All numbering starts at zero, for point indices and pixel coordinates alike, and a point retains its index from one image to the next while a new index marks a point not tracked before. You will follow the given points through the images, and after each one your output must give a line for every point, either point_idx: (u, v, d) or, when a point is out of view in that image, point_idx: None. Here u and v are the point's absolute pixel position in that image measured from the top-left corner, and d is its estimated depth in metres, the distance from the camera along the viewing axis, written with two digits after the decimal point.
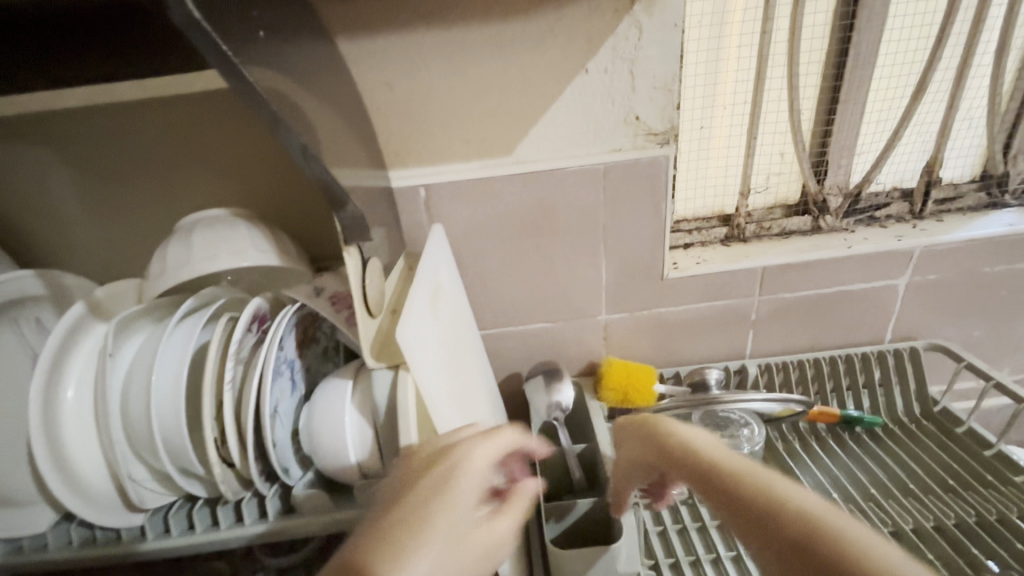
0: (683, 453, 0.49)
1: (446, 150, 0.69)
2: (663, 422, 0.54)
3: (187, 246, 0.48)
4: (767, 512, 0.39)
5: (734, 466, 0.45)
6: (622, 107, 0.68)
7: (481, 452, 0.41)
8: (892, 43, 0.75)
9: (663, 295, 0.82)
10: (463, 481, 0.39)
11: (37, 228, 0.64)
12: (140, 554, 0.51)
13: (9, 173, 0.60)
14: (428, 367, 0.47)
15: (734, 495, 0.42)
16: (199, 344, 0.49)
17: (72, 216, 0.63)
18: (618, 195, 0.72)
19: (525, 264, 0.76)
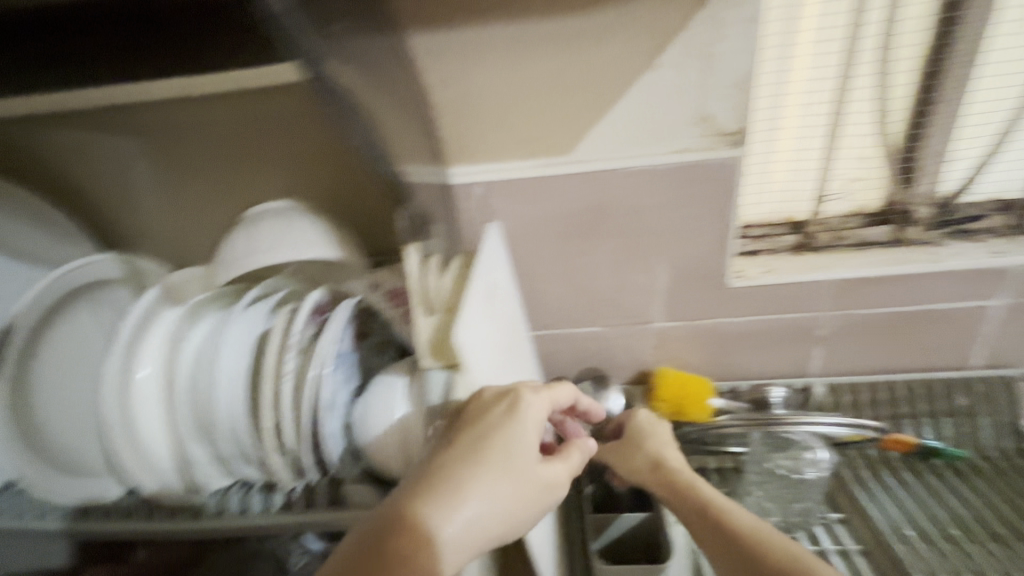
0: (676, 487, 0.61)
1: (502, 148, 0.66)
2: (668, 456, 0.64)
3: (253, 239, 0.49)
4: (745, 541, 0.54)
5: (717, 501, 0.58)
6: (693, 106, 0.63)
7: (537, 405, 0.48)
8: (1004, 36, 0.66)
9: (723, 305, 0.78)
10: (523, 429, 0.45)
11: (114, 210, 0.66)
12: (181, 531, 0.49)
13: (89, 161, 0.63)
14: (479, 368, 0.48)
15: (722, 528, 0.55)
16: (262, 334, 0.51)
17: (145, 203, 0.65)
18: (682, 198, 0.69)
19: (579, 266, 0.74)
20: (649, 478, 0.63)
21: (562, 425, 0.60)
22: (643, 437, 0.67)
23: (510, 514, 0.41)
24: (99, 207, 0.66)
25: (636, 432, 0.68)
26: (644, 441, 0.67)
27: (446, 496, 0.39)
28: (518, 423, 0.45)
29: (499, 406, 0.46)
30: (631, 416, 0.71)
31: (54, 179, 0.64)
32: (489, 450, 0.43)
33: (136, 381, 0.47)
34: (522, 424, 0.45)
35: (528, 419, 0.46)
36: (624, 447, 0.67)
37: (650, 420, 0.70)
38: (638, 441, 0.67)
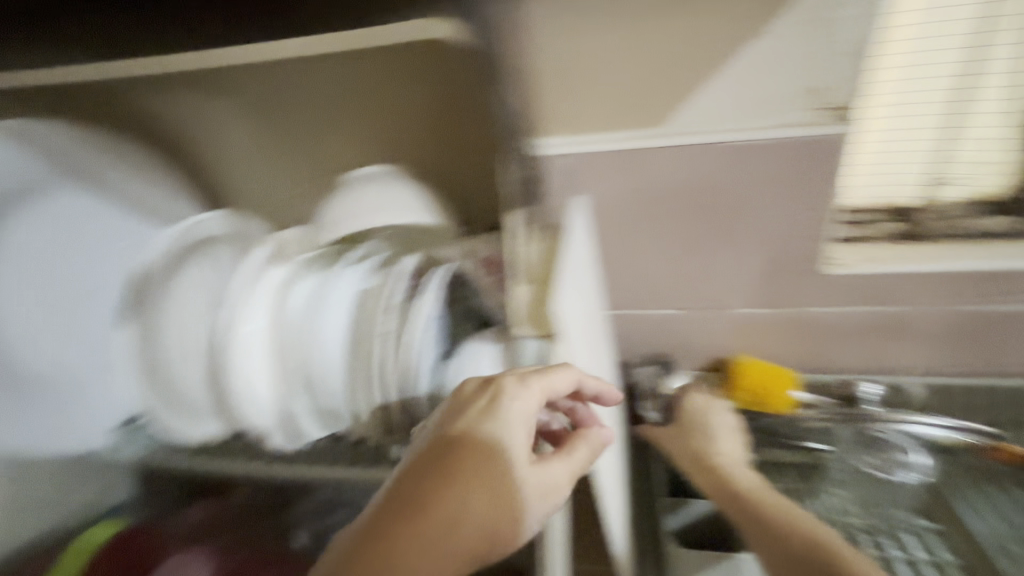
0: (717, 478, 0.65)
1: (589, 119, 0.64)
2: (709, 446, 0.69)
3: (350, 201, 0.51)
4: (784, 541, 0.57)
5: (760, 499, 0.62)
6: (801, 75, 0.58)
7: (524, 404, 0.46)
8: None
9: (814, 293, 0.74)
10: (496, 435, 0.44)
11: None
12: (248, 477, 0.51)
13: None
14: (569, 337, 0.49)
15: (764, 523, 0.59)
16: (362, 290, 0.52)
17: None
18: (781, 178, 0.65)
19: (663, 246, 0.72)
20: (696, 472, 0.67)
21: (574, 414, 0.57)
22: (695, 430, 0.70)
23: (485, 528, 0.41)
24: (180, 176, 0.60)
25: (687, 425, 0.71)
26: (694, 434, 0.70)
27: (403, 510, 0.40)
28: (495, 425, 0.44)
29: (479, 410, 0.45)
30: (687, 401, 0.74)
31: None
32: (455, 459, 0.43)
33: (243, 334, 0.49)
34: (502, 423, 0.44)
35: (508, 422, 0.44)
36: (676, 437, 0.71)
37: (704, 410, 0.72)
38: (688, 433, 0.71)
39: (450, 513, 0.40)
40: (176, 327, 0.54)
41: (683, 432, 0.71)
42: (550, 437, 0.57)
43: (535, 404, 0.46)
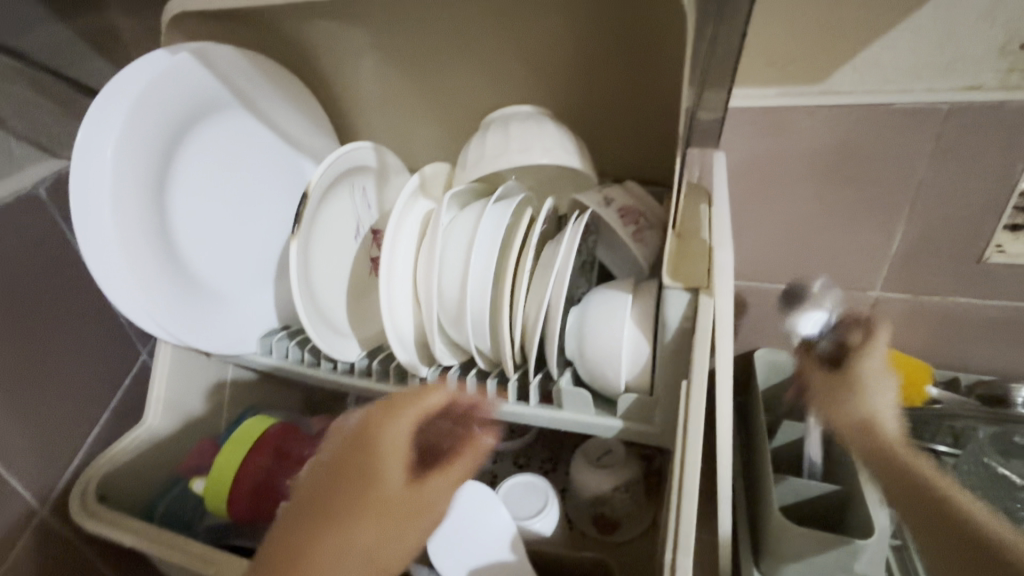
0: (874, 431, 0.53)
1: (747, 68, 0.59)
2: (881, 420, 0.54)
3: (505, 135, 0.52)
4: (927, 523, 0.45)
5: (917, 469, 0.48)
6: (1004, 29, 0.51)
7: (384, 434, 0.47)
8: None
9: (969, 283, 0.66)
10: (362, 470, 0.46)
11: (353, 106, 0.66)
12: (323, 380, 0.58)
13: (314, 57, 0.63)
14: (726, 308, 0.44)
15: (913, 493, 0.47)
16: (509, 226, 0.52)
17: (368, 103, 0.65)
18: (958, 149, 0.58)
19: (800, 215, 0.67)
20: (853, 432, 0.54)
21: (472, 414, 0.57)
22: (856, 398, 0.56)
23: (372, 553, 0.43)
24: (353, 105, 0.66)
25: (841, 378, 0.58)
26: (851, 396, 0.56)
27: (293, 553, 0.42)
28: (370, 456, 0.46)
29: (353, 449, 0.47)
30: (856, 359, 0.58)
31: (297, 63, 0.64)
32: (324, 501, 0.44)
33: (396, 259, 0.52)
34: (373, 455, 0.46)
35: (381, 458, 0.46)
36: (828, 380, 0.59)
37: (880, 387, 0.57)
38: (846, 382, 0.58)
39: (332, 547, 0.42)
40: (327, 246, 0.59)
41: (840, 390, 0.57)
42: None
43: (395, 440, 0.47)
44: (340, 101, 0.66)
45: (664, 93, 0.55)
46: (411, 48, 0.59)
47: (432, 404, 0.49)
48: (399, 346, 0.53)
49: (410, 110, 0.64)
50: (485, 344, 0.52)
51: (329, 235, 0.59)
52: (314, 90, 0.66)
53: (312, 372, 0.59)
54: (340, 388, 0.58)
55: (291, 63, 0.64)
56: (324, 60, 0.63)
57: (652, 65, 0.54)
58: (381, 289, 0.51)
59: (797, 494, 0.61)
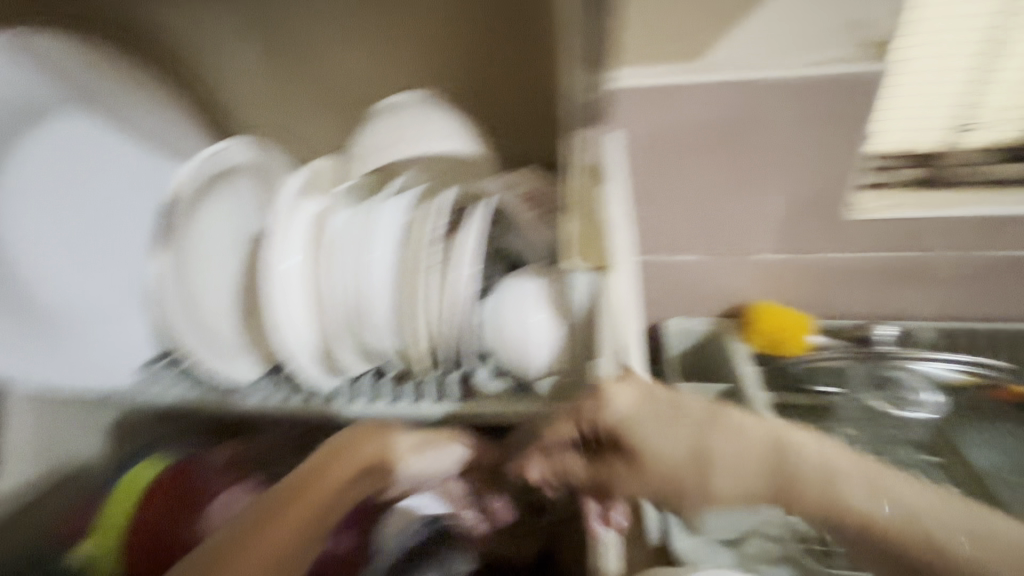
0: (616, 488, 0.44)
1: (632, 50, 0.62)
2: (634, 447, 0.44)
3: (391, 126, 0.50)
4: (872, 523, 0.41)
5: (883, 513, 0.41)
6: (846, 10, 0.58)
7: (377, 449, 0.45)
8: None
9: (840, 237, 0.74)
10: (338, 488, 0.43)
11: (230, 102, 0.60)
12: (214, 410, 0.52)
13: (184, 45, 0.57)
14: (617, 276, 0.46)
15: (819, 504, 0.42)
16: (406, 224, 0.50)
17: (249, 99, 0.60)
18: (814, 119, 0.64)
19: (693, 188, 0.71)
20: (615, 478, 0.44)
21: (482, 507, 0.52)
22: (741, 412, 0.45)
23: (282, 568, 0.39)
24: (231, 99, 0.60)
25: (657, 398, 0.45)
26: (696, 481, 0.43)
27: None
28: (347, 464, 0.43)
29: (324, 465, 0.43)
30: None
31: (164, 55, 0.58)
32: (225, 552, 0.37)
33: (285, 269, 0.48)
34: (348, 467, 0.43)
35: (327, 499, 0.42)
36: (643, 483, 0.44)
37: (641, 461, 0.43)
38: (647, 478, 0.43)
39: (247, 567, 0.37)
40: (208, 259, 0.53)
41: None
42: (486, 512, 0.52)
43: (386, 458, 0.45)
44: (216, 96, 0.60)
45: (558, 75, 0.57)
46: (299, 37, 0.55)
47: (375, 455, 0.45)
48: (299, 358, 0.49)
49: (295, 101, 0.60)
50: (394, 345, 0.49)
51: (207, 246, 0.53)
52: (181, 84, 0.59)
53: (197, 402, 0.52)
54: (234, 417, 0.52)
55: (155, 57, 0.58)
56: (198, 51, 0.57)
57: (547, 45, 0.55)
58: (268, 299, 0.47)
59: None
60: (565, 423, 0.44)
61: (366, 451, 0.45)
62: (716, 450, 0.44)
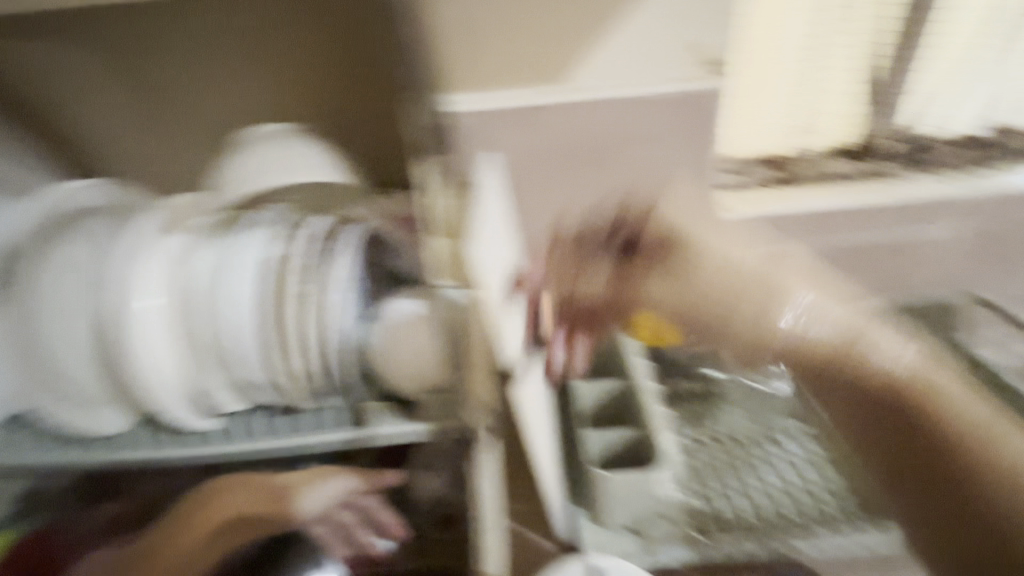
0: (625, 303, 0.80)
1: (501, 75, 0.66)
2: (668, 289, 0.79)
3: (254, 156, 0.53)
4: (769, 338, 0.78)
5: (901, 360, 0.70)
6: (680, 34, 0.67)
7: (237, 499, 0.48)
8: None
9: (708, 236, 0.82)
10: (201, 538, 0.47)
11: (86, 135, 0.56)
12: (76, 464, 0.49)
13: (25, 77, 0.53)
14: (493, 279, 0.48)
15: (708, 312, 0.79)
16: (265, 262, 0.49)
17: (108, 133, 0.56)
18: (667, 129, 0.73)
19: (574, 199, 0.76)
20: (637, 299, 0.80)
21: (377, 521, 0.51)
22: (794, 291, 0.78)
23: None
24: (75, 133, 0.55)
25: (694, 214, 0.81)
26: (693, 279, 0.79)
27: None
28: (210, 516, 0.48)
29: (188, 521, 0.48)
30: None
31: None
32: None
33: (142, 310, 0.46)
34: (210, 520, 0.48)
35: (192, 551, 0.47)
36: (663, 286, 0.80)
37: (668, 279, 0.79)
38: (666, 293, 0.79)
39: None
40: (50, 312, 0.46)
41: None
42: (381, 530, 0.51)
43: (247, 504, 0.48)
44: (68, 127, 0.55)
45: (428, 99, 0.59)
46: (161, 69, 0.54)
47: (234, 506, 0.48)
48: (161, 396, 0.49)
49: (155, 133, 0.57)
50: (264, 372, 0.50)
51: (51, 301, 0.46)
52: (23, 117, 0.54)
53: (58, 456, 0.49)
54: (97, 468, 0.49)
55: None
56: (46, 83, 0.53)
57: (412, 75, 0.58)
58: (123, 342, 0.46)
59: (609, 447, 0.70)
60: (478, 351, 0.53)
61: (229, 500, 0.48)
62: (773, 287, 0.79)
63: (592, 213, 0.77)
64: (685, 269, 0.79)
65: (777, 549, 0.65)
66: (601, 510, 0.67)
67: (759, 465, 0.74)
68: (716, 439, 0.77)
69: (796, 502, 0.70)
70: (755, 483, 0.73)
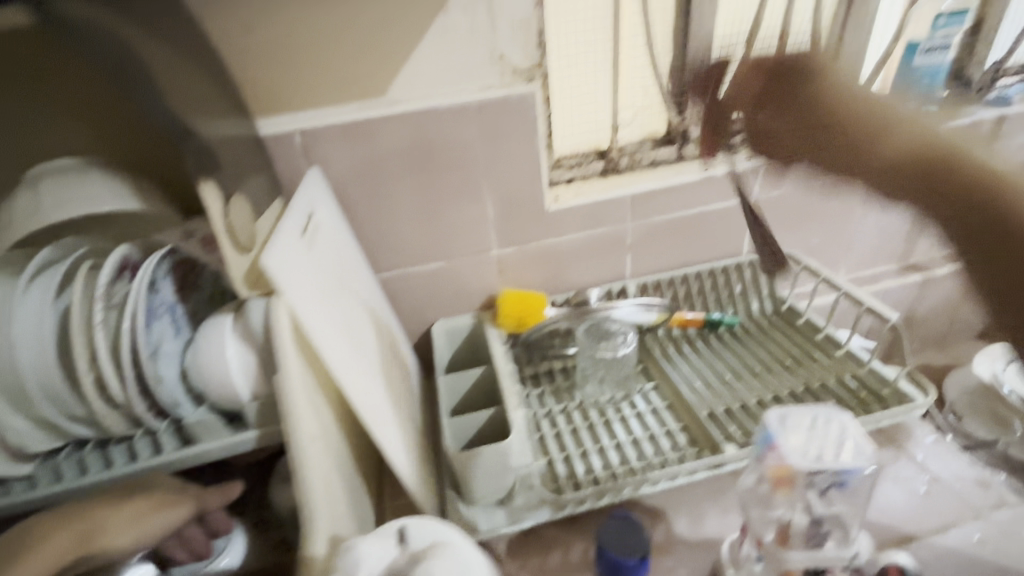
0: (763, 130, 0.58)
1: (321, 96, 0.71)
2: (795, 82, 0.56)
3: (35, 195, 0.49)
4: (974, 183, 0.45)
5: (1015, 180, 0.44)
6: (486, 45, 0.74)
7: (60, 545, 0.44)
8: None
9: (548, 227, 0.91)
10: None
11: None
12: None
13: None
14: (305, 277, 0.53)
15: (904, 131, 0.48)
16: (61, 305, 0.50)
17: None
18: (492, 131, 0.79)
19: (417, 204, 0.82)
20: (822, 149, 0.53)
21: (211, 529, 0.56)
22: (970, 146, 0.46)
23: None
24: None
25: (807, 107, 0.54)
26: (851, 145, 0.51)
27: None
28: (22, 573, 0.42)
29: None
30: None
31: None
32: None
33: None
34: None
35: None
36: (782, 111, 0.55)
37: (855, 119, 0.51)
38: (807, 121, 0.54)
39: None
40: None
41: None
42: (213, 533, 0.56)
43: (78, 548, 0.45)
44: None
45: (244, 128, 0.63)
46: None
47: (60, 554, 0.44)
48: None
49: None
50: (70, 403, 0.50)
51: None
52: None
53: None
54: None
55: None
56: None
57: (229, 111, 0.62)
58: None
59: (469, 428, 0.77)
60: (312, 356, 0.55)
61: (50, 547, 0.44)
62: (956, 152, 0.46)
63: (772, 80, 0.57)
64: (878, 111, 0.50)
65: (623, 495, 0.72)
66: (466, 489, 0.72)
67: (614, 423, 0.83)
68: (576, 407, 0.87)
69: (641, 451, 0.78)
70: (610, 439, 0.81)
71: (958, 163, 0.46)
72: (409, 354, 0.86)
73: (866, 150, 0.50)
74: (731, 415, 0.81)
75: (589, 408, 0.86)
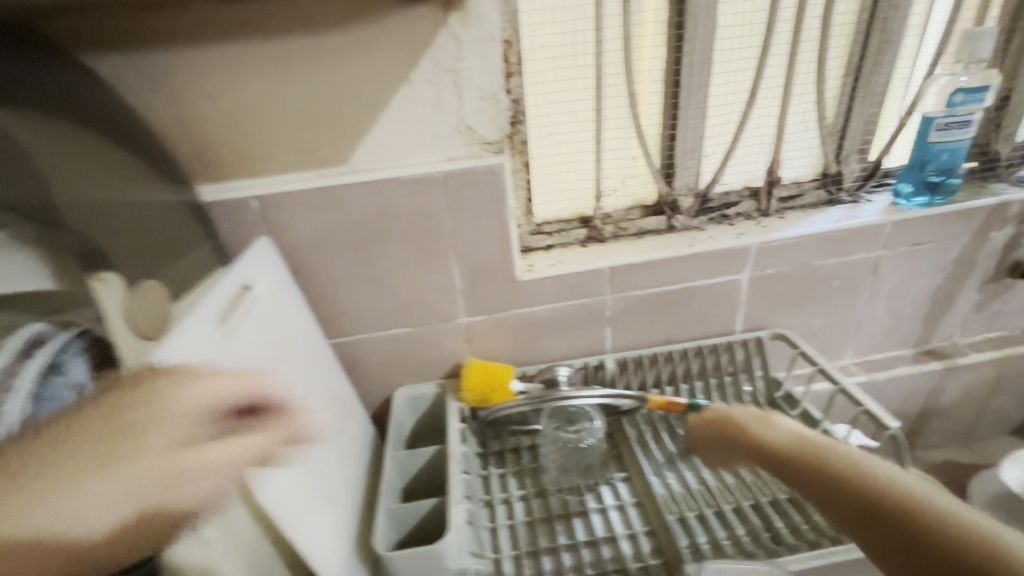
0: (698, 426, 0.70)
1: (279, 161, 0.70)
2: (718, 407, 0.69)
3: None
4: (903, 511, 0.48)
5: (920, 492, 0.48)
6: (453, 116, 0.71)
7: None
8: (722, 63, 0.85)
9: (520, 297, 0.87)
10: None
11: None
12: None
13: None
14: (208, 361, 0.53)
15: (846, 491, 0.52)
16: None
17: None
18: (458, 201, 0.76)
19: (378, 272, 0.80)
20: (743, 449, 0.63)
21: None
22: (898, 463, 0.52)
23: None
24: None
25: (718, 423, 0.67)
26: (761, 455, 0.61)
27: None
28: None
29: None
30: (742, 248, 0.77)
31: None
32: None
33: None
34: None
35: None
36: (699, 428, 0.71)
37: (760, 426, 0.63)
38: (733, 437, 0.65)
39: None
40: None
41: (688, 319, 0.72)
42: None
43: None
44: None
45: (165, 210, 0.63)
46: None
47: None
48: None
49: None
50: None
51: None
52: None
53: None
54: None
55: None
56: None
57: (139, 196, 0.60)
58: None
59: (410, 515, 0.72)
60: None
61: None
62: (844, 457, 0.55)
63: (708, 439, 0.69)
64: (770, 427, 0.62)
65: None
66: None
67: (574, 518, 0.76)
68: (535, 496, 0.80)
69: (598, 557, 0.70)
70: (567, 539, 0.74)
71: (851, 485, 0.52)
72: (365, 427, 0.83)
73: (832, 506, 0.53)
74: (703, 522, 0.73)
75: (549, 498, 0.80)
